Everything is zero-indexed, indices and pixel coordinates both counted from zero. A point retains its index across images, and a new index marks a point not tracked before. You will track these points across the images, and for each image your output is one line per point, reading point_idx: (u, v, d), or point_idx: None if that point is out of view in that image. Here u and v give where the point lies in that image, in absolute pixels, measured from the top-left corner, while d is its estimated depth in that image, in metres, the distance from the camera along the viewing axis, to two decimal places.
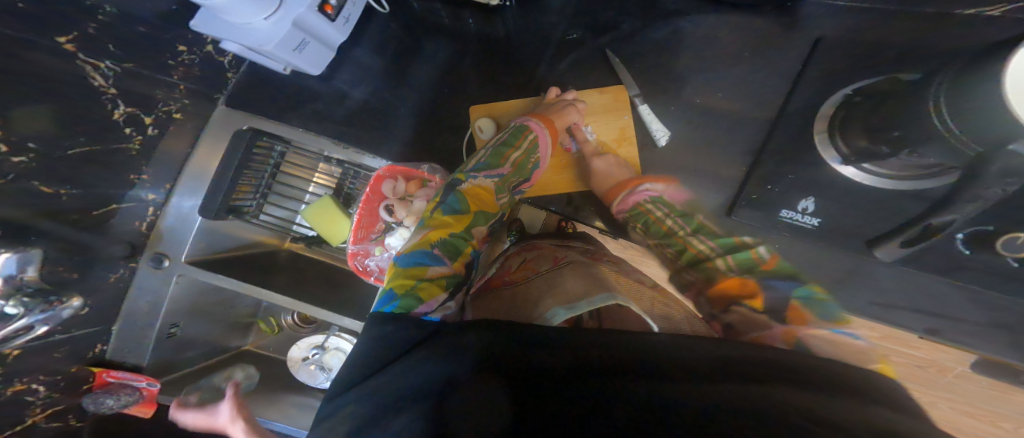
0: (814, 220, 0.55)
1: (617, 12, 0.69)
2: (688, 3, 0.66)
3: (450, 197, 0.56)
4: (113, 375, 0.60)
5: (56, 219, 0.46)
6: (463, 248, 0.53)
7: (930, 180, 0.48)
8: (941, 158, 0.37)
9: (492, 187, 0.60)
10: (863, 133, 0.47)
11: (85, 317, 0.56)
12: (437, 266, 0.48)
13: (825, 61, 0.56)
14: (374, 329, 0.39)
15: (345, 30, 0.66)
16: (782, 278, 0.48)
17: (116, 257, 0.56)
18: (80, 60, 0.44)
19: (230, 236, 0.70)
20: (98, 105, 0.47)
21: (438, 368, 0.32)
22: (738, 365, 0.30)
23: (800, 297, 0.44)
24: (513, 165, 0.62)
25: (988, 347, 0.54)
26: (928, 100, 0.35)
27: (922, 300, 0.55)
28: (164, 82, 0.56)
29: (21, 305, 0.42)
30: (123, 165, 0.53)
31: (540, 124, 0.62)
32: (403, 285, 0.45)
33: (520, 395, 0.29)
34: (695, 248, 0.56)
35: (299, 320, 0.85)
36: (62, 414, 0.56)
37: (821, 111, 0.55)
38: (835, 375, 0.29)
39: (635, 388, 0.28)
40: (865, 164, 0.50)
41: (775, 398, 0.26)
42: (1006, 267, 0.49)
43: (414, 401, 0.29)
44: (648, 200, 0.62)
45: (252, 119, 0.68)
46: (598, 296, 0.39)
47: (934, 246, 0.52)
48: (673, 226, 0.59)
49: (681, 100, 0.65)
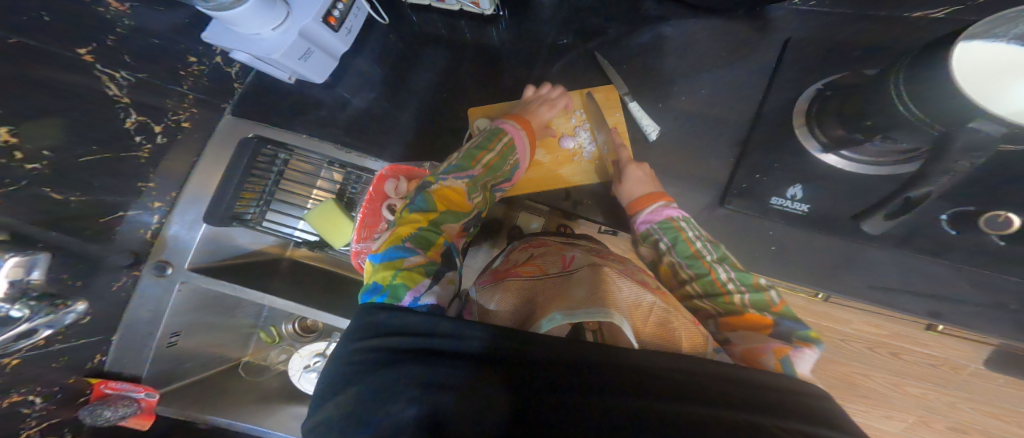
0: (803, 206, 0.56)
1: (602, 18, 0.73)
2: (669, 9, 0.69)
3: (418, 197, 0.56)
4: (110, 386, 0.60)
5: (63, 226, 0.47)
6: (434, 240, 0.52)
7: (902, 165, 0.53)
8: (915, 140, 0.39)
9: (461, 188, 0.57)
10: (839, 122, 0.51)
11: (85, 327, 0.56)
12: (411, 257, 0.49)
13: (800, 57, 0.60)
14: (371, 314, 0.40)
15: (347, 40, 0.69)
16: (790, 318, 0.50)
17: (118, 266, 0.57)
18: (98, 70, 0.47)
19: (232, 244, 0.70)
20: (111, 114, 0.49)
21: (436, 370, 0.33)
22: (698, 377, 0.34)
23: (802, 337, 0.47)
24: (484, 168, 0.59)
25: (991, 330, 0.54)
26: (890, 90, 0.37)
27: (923, 284, 0.55)
28: (175, 92, 0.58)
29: (27, 308, 0.43)
30: (132, 173, 0.55)
31: (515, 127, 0.63)
32: (386, 276, 0.47)
33: (522, 399, 0.31)
34: (717, 275, 0.54)
35: (301, 329, 0.86)
36: (58, 428, 0.55)
37: (798, 106, 0.58)
38: (778, 394, 0.33)
39: (631, 400, 0.30)
40: (844, 151, 0.53)
41: (757, 421, 0.29)
42: (994, 246, 0.52)
43: (405, 394, 0.31)
44: (681, 217, 0.58)
45: (254, 128, 0.70)
46: (593, 310, 0.40)
47: (922, 229, 0.54)
48: (702, 249, 0.56)
49: (668, 97, 0.66)
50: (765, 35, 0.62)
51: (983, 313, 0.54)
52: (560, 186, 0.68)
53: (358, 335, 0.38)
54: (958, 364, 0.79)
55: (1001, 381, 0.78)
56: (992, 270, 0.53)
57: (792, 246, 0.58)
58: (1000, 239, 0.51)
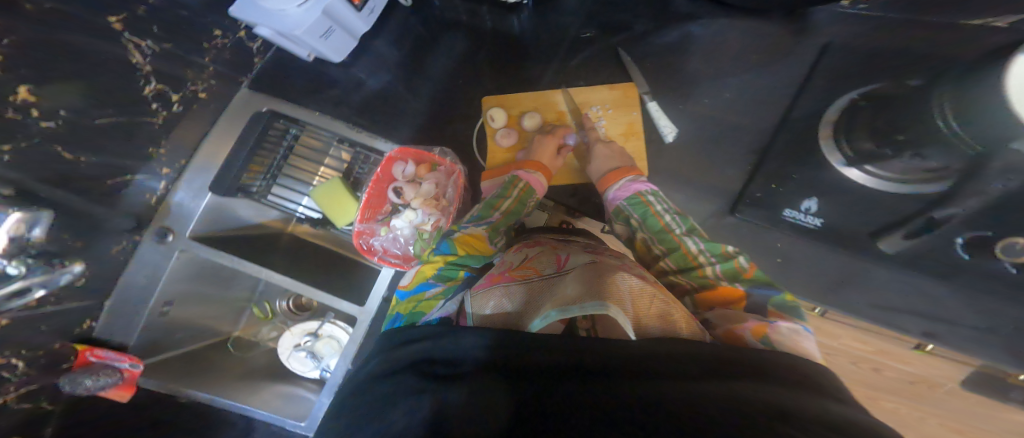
0: (816, 220, 0.57)
1: (630, 13, 0.73)
2: (699, 7, 0.69)
3: (442, 243, 0.62)
4: (96, 354, 0.58)
5: (70, 188, 0.46)
6: (455, 275, 0.57)
7: (928, 185, 0.50)
8: (946, 158, 0.41)
9: (483, 234, 0.61)
10: (870, 136, 0.50)
11: (78, 290, 0.54)
12: (432, 289, 0.55)
13: (829, 69, 0.60)
14: (391, 335, 0.46)
15: (368, 20, 0.68)
16: (762, 286, 0.52)
17: (121, 230, 0.56)
18: (125, 40, 0.47)
19: (234, 215, 0.69)
20: (131, 79, 0.49)
21: (437, 373, 0.36)
22: (690, 364, 0.33)
23: (776, 303, 0.49)
24: (505, 213, 0.64)
25: (982, 350, 0.57)
26: (935, 106, 0.39)
27: (917, 302, 0.58)
28: (197, 64, 0.58)
29: (22, 266, 0.42)
30: (144, 140, 0.54)
31: (529, 171, 0.66)
32: (409, 307, 0.54)
33: (519, 394, 0.32)
34: (687, 248, 0.58)
35: (294, 307, 0.85)
36: (34, 395, 0.52)
37: (827, 115, 0.57)
38: (784, 372, 0.32)
39: (625, 387, 0.31)
40: (867, 165, 0.52)
41: (754, 395, 0.29)
42: (1008, 274, 0.53)
43: (400, 401, 0.34)
44: (648, 190, 0.63)
45: (274, 103, 0.69)
46: (590, 303, 0.39)
47: (937, 253, 0.55)
48: (671, 223, 0.61)
49: (689, 98, 0.68)
50: (800, 40, 0.63)
51: (978, 337, 0.57)
52: (565, 182, 0.73)
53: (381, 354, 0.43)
54: (937, 382, 0.79)
55: (972, 401, 0.79)
56: (993, 296, 0.55)
57: (798, 257, 0.61)
58: (1013, 268, 0.53)
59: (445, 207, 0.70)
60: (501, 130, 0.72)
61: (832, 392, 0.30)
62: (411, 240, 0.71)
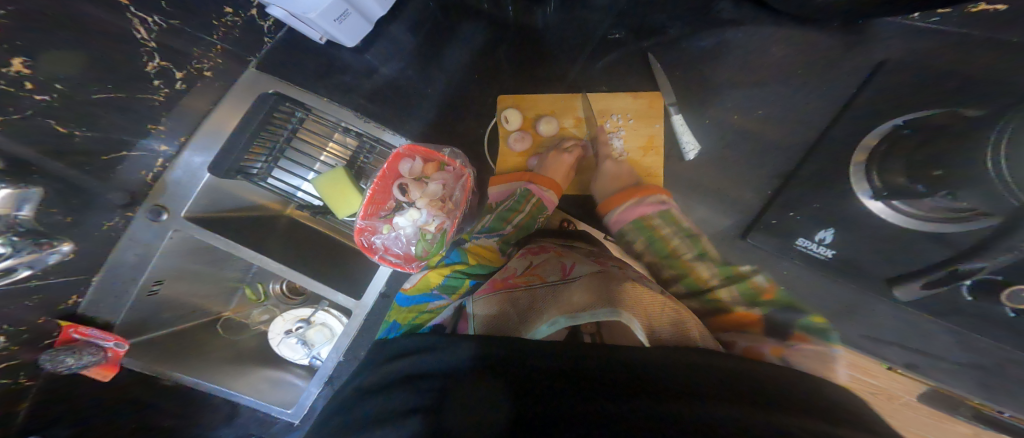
0: (828, 252, 0.61)
1: (664, 16, 0.73)
2: (745, 13, 0.71)
3: (454, 252, 0.65)
4: (80, 332, 0.54)
5: (63, 161, 0.43)
6: (459, 284, 0.59)
7: (952, 225, 0.54)
8: (976, 199, 0.43)
9: (493, 246, 0.65)
10: (902, 168, 0.53)
11: (67, 265, 0.51)
12: (437, 302, 0.57)
13: (865, 100, 0.61)
14: (395, 343, 0.44)
15: (385, 4, 0.66)
16: (784, 307, 0.55)
17: (113, 205, 0.52)
18: (128, 12, 0.44)
19: (234, 197, 0.66)
20: (133, 55, 0.46)
21: (434, 383, 0.35)
22: (700, 375, 0.31)
23: (802, 325, 0.50)
24: (516, 227, 0.67)
25: (957, 383, 0.60)
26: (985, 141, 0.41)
27: (907, 336, 0.62)
28: (204, 41, 0.55)
29: (10, 244, 0.39)
30: (143, 115, 0.50)
31: (541, 187, 0.69)
32: (407, 317, 0.55)
33: (518, 400, 0.30)
34: (698, 273, 0.61)
35: (288, 291, 0.81)
36: (15, 371, 0.48)
37: (865, 140, 0.60)
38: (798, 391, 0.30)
39: (629, 400, 0.29)
40: (895, 201, 0.56)
41: (772, 415, 0.26)
42: (1004, 316, 0.55)
43: (387, 422, 0.32)
44: (657, 212, 0.66)
45: (277, 85, 0.66)
46: (601, 311, 0.39)
47: (942, 291, 0.57)
48: (679, 247, 0.64)
49: (715, 114, 0.72)
50: (851, 54, 0.64)
51: (955, 371, 0.60)
52: (578, 192, 0.78)
53: (384, 359, 0.42)
54: (898, 398, 0.65)
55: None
56: (987, 337, 0.57)
57: (803, 286, 0.65)
58: (1012, 311, 0.54)
59: (451, 210, 0.68)
60: (516, 133, 0.74)
61: (854, 420, 0.27)
62: (414, 241, 0.68)
